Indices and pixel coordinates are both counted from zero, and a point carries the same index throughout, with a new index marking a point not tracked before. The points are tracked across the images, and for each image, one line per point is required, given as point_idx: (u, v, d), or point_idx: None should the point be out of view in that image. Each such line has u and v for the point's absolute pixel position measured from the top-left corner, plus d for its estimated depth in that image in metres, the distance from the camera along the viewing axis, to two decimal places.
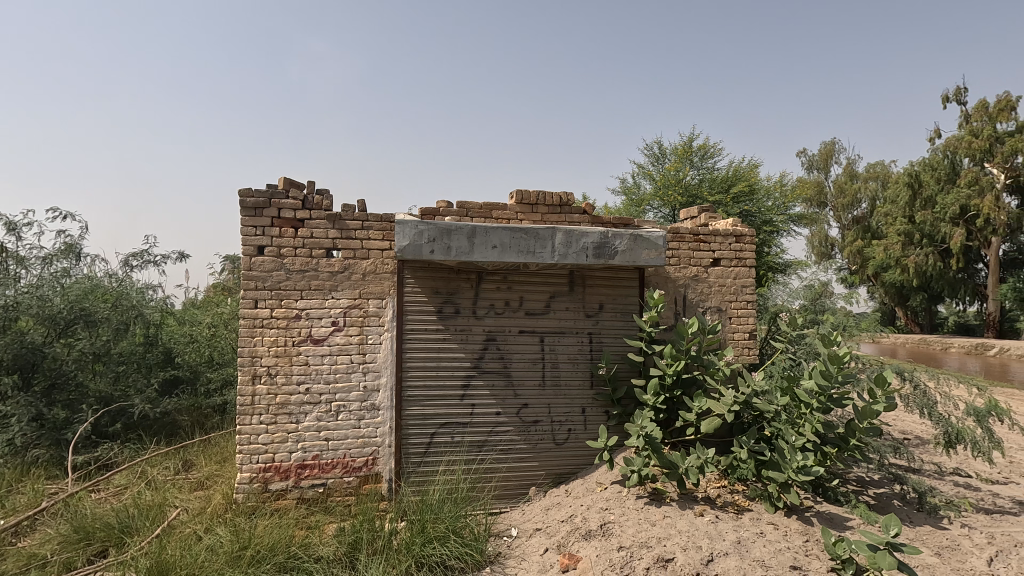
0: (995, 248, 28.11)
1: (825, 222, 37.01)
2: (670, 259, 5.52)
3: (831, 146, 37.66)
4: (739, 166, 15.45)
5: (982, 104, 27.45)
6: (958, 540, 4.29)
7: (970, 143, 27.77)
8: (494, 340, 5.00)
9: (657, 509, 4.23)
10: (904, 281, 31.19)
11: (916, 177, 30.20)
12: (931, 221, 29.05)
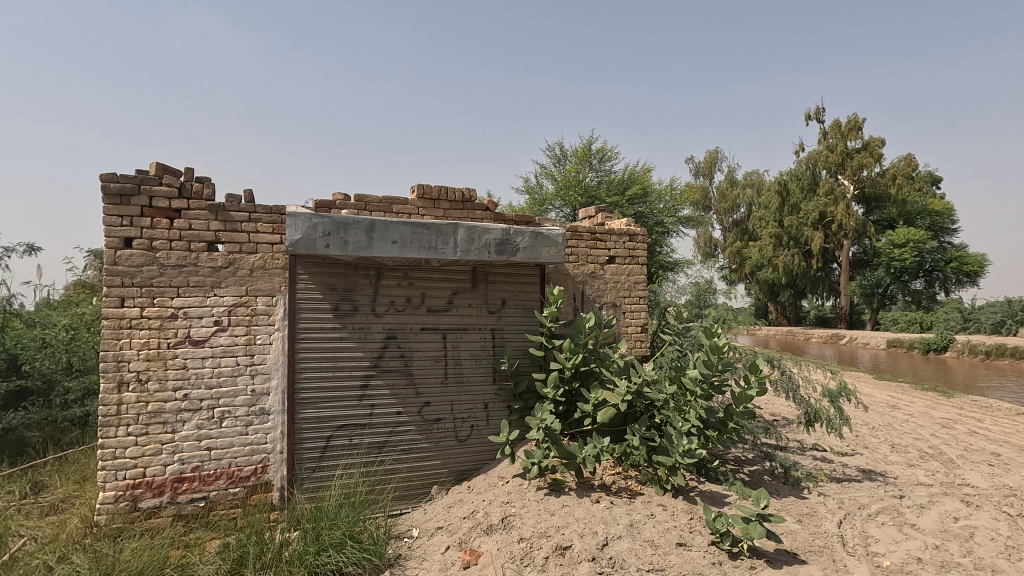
0: (846, 250, 32.12)
1: (709, 224, 40.18)
2: (569, 256, 5.70)
3: (715, 154, 40.92)
4: (633, 170, 16.29)
5: (836, 123, 31.16)
6: (815, 508, 4.85)
7: (827, 157, 31.43)
8: (394, 339, 4.87)
9: (556, 499, 4.36)
10: (775, 279, 34.69)
11: (784, 186, 33.68)
12: (796, 226, 32.58)
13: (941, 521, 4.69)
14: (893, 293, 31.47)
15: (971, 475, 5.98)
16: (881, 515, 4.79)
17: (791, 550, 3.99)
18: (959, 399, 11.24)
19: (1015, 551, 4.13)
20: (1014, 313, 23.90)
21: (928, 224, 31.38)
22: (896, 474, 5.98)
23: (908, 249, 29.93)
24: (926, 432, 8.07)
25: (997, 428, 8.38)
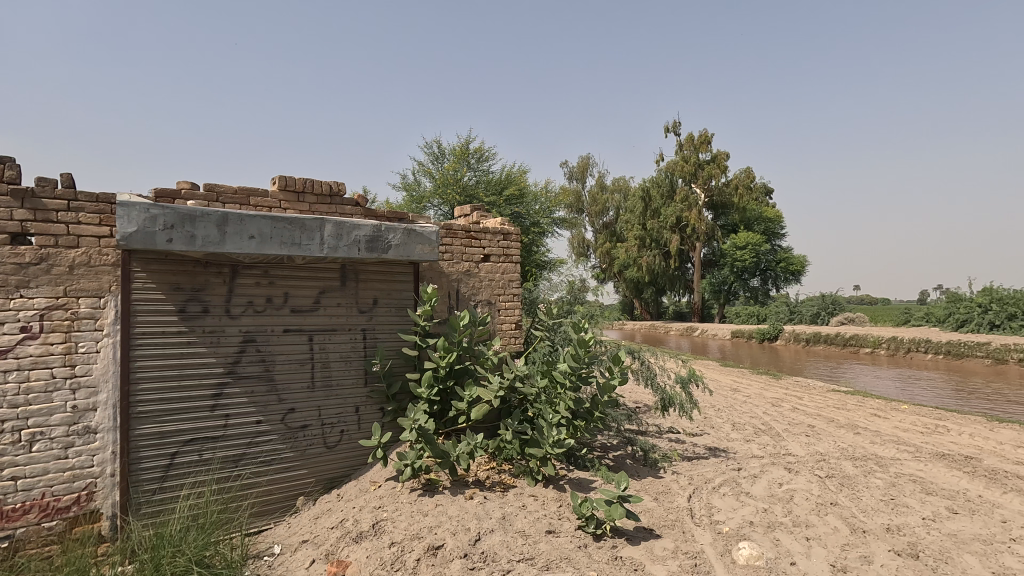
0: (699, 251, 35.76)
1: (582, 226, 42.43)
2: (444, 254, 5.67)
3: (586, 160, 43.27)
4: (510, 171, 16.64)
5: (690, 137, 34.58)
6: (669, 485, 5.33)
7: (683, 167, 34.70)
8: (253, 342, 4.49)
9: (429, 499, 4.31)
10: (639, 277, 37.61)
11: (646, 193, 36.74)
12: (657, 229, 35.65)
13: (769, 487, 5.39)
14: (737, 290, 35.71)
15: (793, 445, 6.95)
16: (722, 487, 5.38)
17: (648, 526, 4.32)
18: (785, 380, 13.04)
19: (823, 507, 4.86)
20: (827, 305, 28.30)
21: (763, 229, 36.15)
22: (736, 450, 6.77)
23: (748, 250, 34.10)
24: (760, 410, 9.24)
25: (812, 404, 9.84)
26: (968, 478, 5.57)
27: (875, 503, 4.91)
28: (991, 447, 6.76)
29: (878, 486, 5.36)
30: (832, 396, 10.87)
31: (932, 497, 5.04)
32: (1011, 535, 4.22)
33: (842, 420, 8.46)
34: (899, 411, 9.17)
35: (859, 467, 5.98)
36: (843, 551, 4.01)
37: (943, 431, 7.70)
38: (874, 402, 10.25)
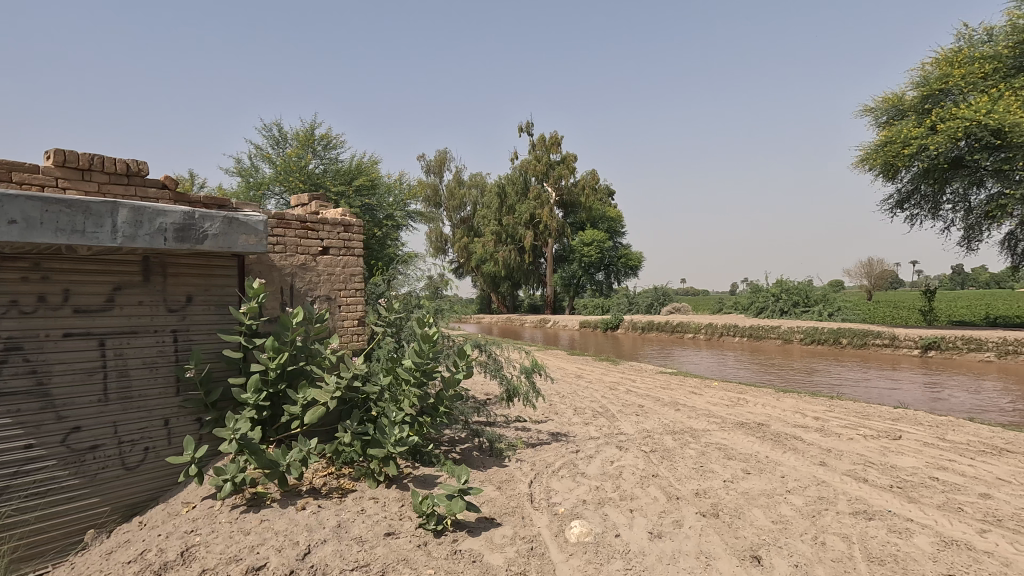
0: (551, 247, 37.71)
1: (440, 221, 42.31)
2: (275, 246, 5.20)
3: (443, 154, 43.17)
4: (360, 160, 15.93)
5: (541, 138, 36.29)
6: (513, 473, 5.49)
7: (535, 167, 36.26)
8: (19, 350, 3.69)
9: (253, 515, 3.91)
10: (496, 272, 38.67)
11: (502, 189, 37.92)
12: (512, 225, 36.96)
13: (603, 466, 5.81)
14: (584, 283, 38.32)
15: (625, 425, 7.60)
16: (561, 470, 5.67)
17: (489, 516, 4.39)
18: (622, 365, 14.26)
19: (646, 480, 5.36)
20: (659, 297, 31.55)
21: (606, 227, 39.05)
22: (576, 433, 7.21)
23: (593, 247, 36.94)
24: (599, 394, 9.97)
25: (643, 386, 10.88)
26: (759, 442, 6.54)
27: (688, 471, 5.54)
28: (776, 414, 8.03)
29: (691, 456, 6.07)
30: (659, 377, 12.14)
31: (732, 461, 5.82)
32: (786, 487, 5.03)
33: (666, 398, 9.46)
34: (711, 388, 10.51)
35: (677, 441, 6.71)
36: (660, 518, 4.45)
37: (743, 402, 8.98)
38: (692, 381, 11.63)
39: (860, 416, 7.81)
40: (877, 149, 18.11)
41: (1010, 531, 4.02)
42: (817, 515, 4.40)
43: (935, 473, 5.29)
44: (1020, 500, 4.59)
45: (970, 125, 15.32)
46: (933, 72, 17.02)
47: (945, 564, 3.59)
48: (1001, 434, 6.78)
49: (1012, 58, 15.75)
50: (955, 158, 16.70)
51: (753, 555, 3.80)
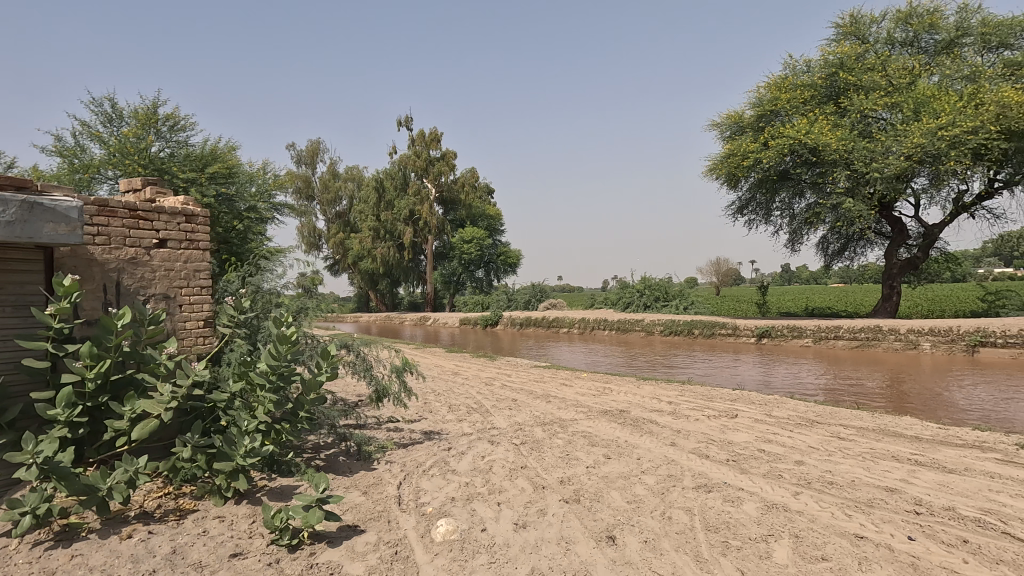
0: (431, 244, 37.30)
1: (312, 215, 39.97)
2: (96, 237, 4.51)
3: (315, 145, 40.76)
4: (215, 145, 14.43)
5: (421, 133, 35.80)
6: (380, 476, 5.32)
7: (414, 162, 35.63)
8: None
9: (62, 551, 3.36)
10: (374, 269, 37.52)
11: (380, 184, 36.91)
12: (391, 221, 36.13)
13: (473, 461, 5.83)
14: (464, 280, 38.44)
15: (498, 419, 7.71)
16: (431, 468, 5.60)
17: (352, 523, 4.19)
18: (499, 360, 14.49)
19: (515, 472, 5.47)
20: (536, 293, 32.56)
21: (486, 225, 39.00)
22: (449, 430, 7.17)
23: (473, 244, 36.80)
24: (474, 390, 10.02)
25: (518, 379, 11.15)
26: (620, 428, 6.99)
27: (555, 460, 5.76)
28: (636, 401, 8.64)
29: (558, 445, 6.31)
30: (534, 371, 12.51)
31: (595, 448, 6.15)
32: (642, 468, 5.42)
33: (538, 391, 9.77)
34: (581, 379, 11.06)
35: (546, 431, 6.95)
36: (526, 509, 4.56)
37: (608, 391, 9.55)
38: (564, 373, 12.15)
39: (706, 399, 8.68)
40: (723, 160, 20.26)
41: (816, 491, 4.69)
42: (666, 492, 4.79)
43: (762, 445, 6.02)
44: (824, 463, 5.39)
45: (793, 143, 17.73)
46: (766, 95, 19.48)
47: (766, 525, 4.08)
48: (814, 408, 7.92)
49: (825, 87, 18.45)
50: (783, 171, 19.18)
51: (608, 535, 4.04)
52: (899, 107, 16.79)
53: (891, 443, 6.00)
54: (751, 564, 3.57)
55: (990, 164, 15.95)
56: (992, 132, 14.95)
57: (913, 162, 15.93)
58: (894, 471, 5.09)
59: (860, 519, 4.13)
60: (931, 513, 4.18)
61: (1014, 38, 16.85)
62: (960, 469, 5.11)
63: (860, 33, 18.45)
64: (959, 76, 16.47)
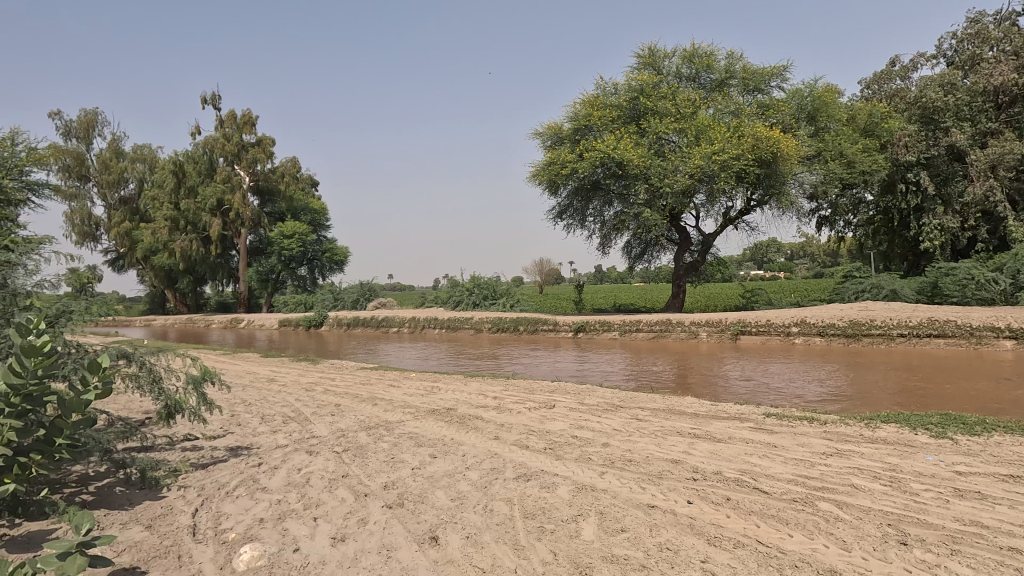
0: (243, 238, 33.63)
1: (87, 199, 33.39)
2: None
3: (91, 116, 34.04)
4: None
5: (231, 113, 32.13)
6: (171, 504, 4.62)
7: (223, 146, 31.84)
8: None
9: None
10: (172, 264, 32.80)
11: (179, 167, 32.42)
12: (193, 210, 31.92)
13: (288, 475, 5.36)
14: (284, 279, 35.39)
15: (318, 427, 7.22)
16: (238, 489, 5.01)
17: (129, 566, 3.56)
18: (322, 364, 13.60)
19: (335, 482, 5.16)
20: (365, 292, 31.33)
21: (309, 219, 36.03)
22: (260, 443, 6.50)
23: (295, 239, 33.83)
24: (292, 398, 9.25)
25: (343, 383, 10.57)
26: (446, 426, 7.02)
27: (379, 465, 5.56)
28: (463, 398, 8.78)
29: (383, 449, 6.12)
30: (360, 373, 11.99)
31: (421, 448, 6.09)
32: (466, 465, 5.50)
33: (364, 394, 9.37)
34: (409, 379, 10.89)
35: (371, 436, 6.69)
36: (345, 520, 4.33)
37: (436, 390, 9.55)
38: (392, 374, 11.86)
39: (527, 392, 9.16)
40: (544, 168, 21.67)
41: (618, 469, 5.22)
42: (488, 485, 4.93)
43: (575, 432, 6.54)
44: (625, 443, 6.03)
45: (603, 157, 19.73)
46: (581, 111, 21.31)
47: (577, 506, 4.43)
48: (618, 395, 8.86)
49: (629, 109, 20.79)
50: (595, 181, 21.14)
51: (431, 536, 4.02)
52: (685, 132, 19.64)
53: (677, 421, 6.96)
54: (563, 545, 3.83)
55: (748, 185, 19.50)
56: (749, 160, 18.31)
57: (695, 180, 18.75)
58: (678, 445, 5.91)
59: (652, 490, 4.70)
60: (705, 478, 4.93)
61: (764, 84, 20.80)
62: (726, 438, 6.13)
63: (656, 65, 21.18)
64: (727, 111, 19.80)
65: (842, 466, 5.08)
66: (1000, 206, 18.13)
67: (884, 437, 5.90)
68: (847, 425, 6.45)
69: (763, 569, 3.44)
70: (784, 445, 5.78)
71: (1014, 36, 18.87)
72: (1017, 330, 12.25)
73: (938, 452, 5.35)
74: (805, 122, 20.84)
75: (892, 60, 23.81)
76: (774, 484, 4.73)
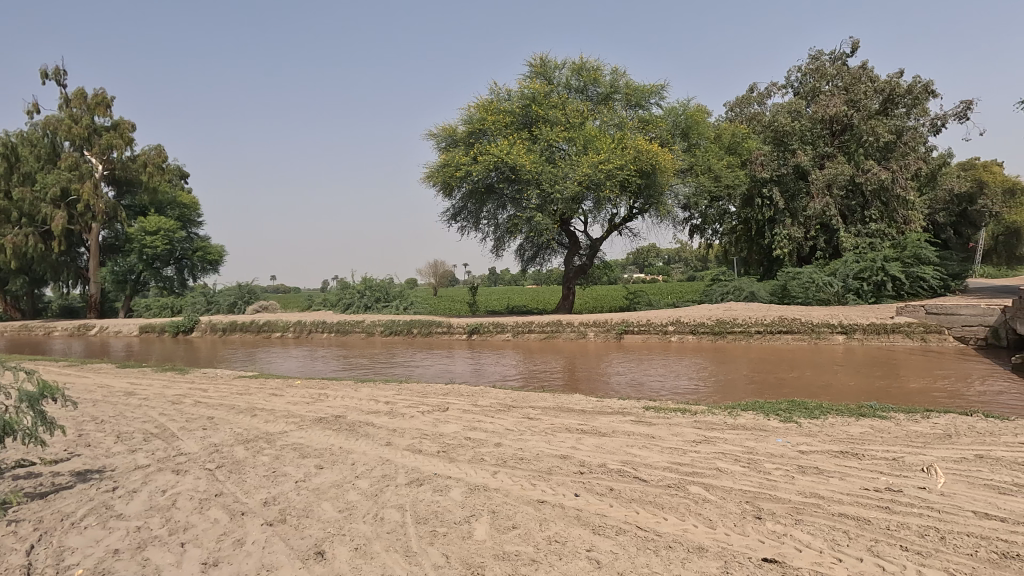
0: (95, 234, 29.67)
1: None
2: None
3: None
4: None
5: (79, 92, 28.35)
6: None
7: (69, 128, 27.85)
8: None
9: None
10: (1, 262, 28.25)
11: (12, 150, 28.12)
12: (30, 200, 27.79)
13: (149, 499, 4.82)
14: (146, 280, 31.71)
15: (186, 443, 6.57)
16: (86, 519, 4.42)
17: None
18: (191, 374, 12.36)
19: (206, 502, 4.73)
20: (243, 294, 28.97)
21: (177, 215, 32.59)
22: (115, 465, 5.77)
23: (160, 236, 30.44)
24: (154, 412, 8.31)
25: (216, 393, 9.71)
26: (334, 435, 6.71)
27: (258, 481, 5.18)
28: (353, 404, 8.45)
29: (262, 463, 5.71)
30: (237, 382, 11.08)
31: (306, 460, 5.77)
32: (355, 474, 5.29)
33: (242, 405, 8.67)
34: (293, 387, 10.26)
35: (249, 450, 6.21)
36: (219, 543, 3.99)
37: (324, 397, 9.10)
38: (274, 382, 11.08)
39: (421, 395, 9.03)
40: (438, 169, 21.54)
41: (510, 468, 5.32)
42: (379, 493, 4.79)
43: (468, 434, 6.57)
44: (517, 442, 6.16)
45: (496, 161, 20.06)
46: (475, 114, 21.49)
47: (469, 507, 4.45)
48: (511, 395, 9.03)
49: (521, 116, 21.30)
50: (489, 185, 21.40)
51: (316, 551, 3.83)
52: (574, 141, 20.54)
53: (567, 418, 7.25)
54: (456, 546, 3.83)
55: (630, 195, 20.84)
56: (631, 170, 19.61)
57: (583, 187, 19.66)
58: (567, 441, 6.16)
59: (542, 486, 4.86)
60: (591, 471, 5.19)
61: (644, 101, 22.33)
62: (610, 432, 6.49)
63: (547, 74, 21.93)
64: (612, 123, 20.98)
65: (709, 452, 5.60)
66: (834, 219, 21.08)
67: (743, 423, 6.59)
68: (713, 414, 7.12)
69: (641, 551, 3.69)
70: (661, 435, 6.25)
71: (844, 74, 22.04)
72: (846, 326, 14.31)
73: (786, 435, 6.08)
74: (679, 138, 22.66)
75: (751, 87, 26.65)
76: (652, 472, 5.11)
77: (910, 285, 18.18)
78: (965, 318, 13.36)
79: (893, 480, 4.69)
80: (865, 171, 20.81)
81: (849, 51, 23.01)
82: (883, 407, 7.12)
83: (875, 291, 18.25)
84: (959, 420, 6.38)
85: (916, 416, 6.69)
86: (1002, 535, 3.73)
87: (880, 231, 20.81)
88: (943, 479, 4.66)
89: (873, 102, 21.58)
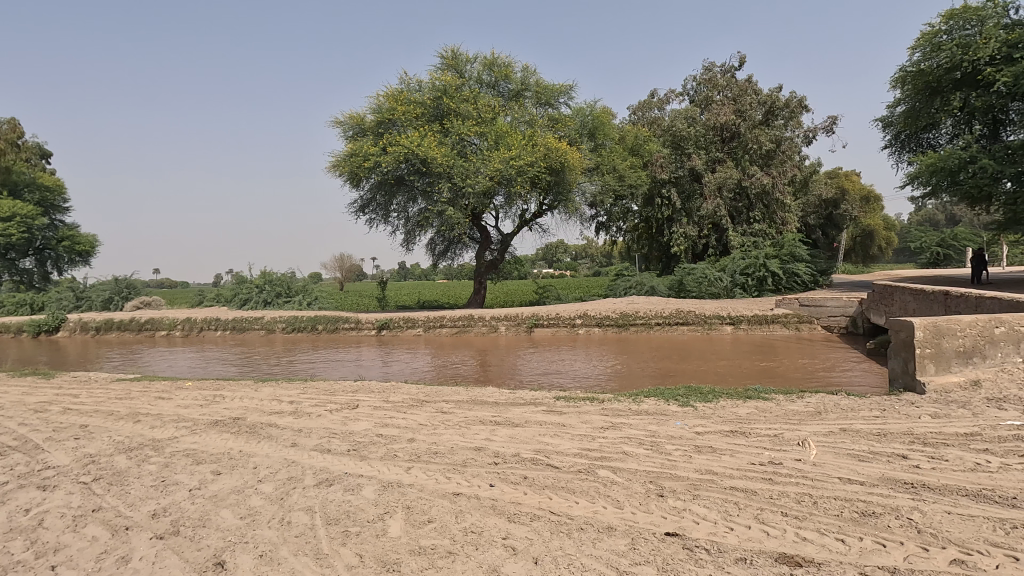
0: None
1: None
2: None
3: None
4: None
5: None
6: None
7: None
8: None
9: None
10: None
11: None
12: None
13: (8, 520, 4.23)
14: None
15: (55, 455, 5.83)
16: None
17: None
18: (57, 379, 10.85)
19: (81, 519, 4.23)
20: (121, 290, 26.10)
21: (37, 199, 28.56)
22: None
23: (15, 224, 26.42)
24: (12, 423, 7.25)
25: (90, 399, 8.67)
26: (232, 438, 6.27)
27: (143, 492, 4.72)
28: (253, 406, 7.91)
29: (148, 473, 5.20)
30: (114, 387, 9.91)
31: (201, 466, 5.35)
32: (257, 478, 4.97)
33: (122, 410, 7.82)
34: (184, 389, 9.41)
35: (132, 459, 5.63)
36: (99, 562, 3.61)
37: (219, 399, 8.43)
38: (159, 385, 10.07)
39: (328, 393, 8.68)
40: (345, 158, 20.69)
41: (423, 463, 5.26)
42: (285, 496, 4.55)
43: (379, 430, 6.41)
44: (430, 437, 6.11)
45: (407, 153, 19.65)
46: (384, 104, 20.95)
47: (382, 505, 4.34)
48: (423, 390, 8.89)
49: (432, 107, 20.98)
50: (399, 176, 20.86)
51: (216, 562, 3.57)
52: (485, 136, 20.51)
53: (479, 411, 7.28)
54: (368, 545, 3.73)
55: (541, 191, 21.27)
56: (542, 167, 19.95)
57: (494, 182, 19.77)
58: (480, 433, 6.19)
59: (457, 479, 4.86)
60: (505, 461, 5.26)
61: (553, 99, 22.82)
62: (522, 422, 6.62)
63: (459, 68, 21.79)
64: (522, 120, 21.38)
65: (616, 437, 5.88)
66: (723, 219, 22.93)
67: (646, 409, 6.97)
68: (620, 402, 7.48)
69: (555, 535, 3.81)
70: (571, 423, 6.48)
71: (732, 86, 23.95)
72: (734, 317, 15.57)
73: (684, 418, 6.52)
74: (587, 137, 23.27)
75: (651, 92, 28.22)
76: (563, 459, 5.28)
77: (787, 280, 20.10)
78: (830, 309, 15.14)
79: (773, 454, 5.21)
80: (750, 176, 22.74)
81: (736, 65, 25.05)
82: (765, 390, 7.87)
83: (757, 285, 20.07)
84: (826, 399, 7.20)
85: (791, 396, 7.46)
86: (862, 496, 4.28)
87: (762, 230, 22.96)
88: (815, 451, 5.23)
89: (756, 112, 23.66)
